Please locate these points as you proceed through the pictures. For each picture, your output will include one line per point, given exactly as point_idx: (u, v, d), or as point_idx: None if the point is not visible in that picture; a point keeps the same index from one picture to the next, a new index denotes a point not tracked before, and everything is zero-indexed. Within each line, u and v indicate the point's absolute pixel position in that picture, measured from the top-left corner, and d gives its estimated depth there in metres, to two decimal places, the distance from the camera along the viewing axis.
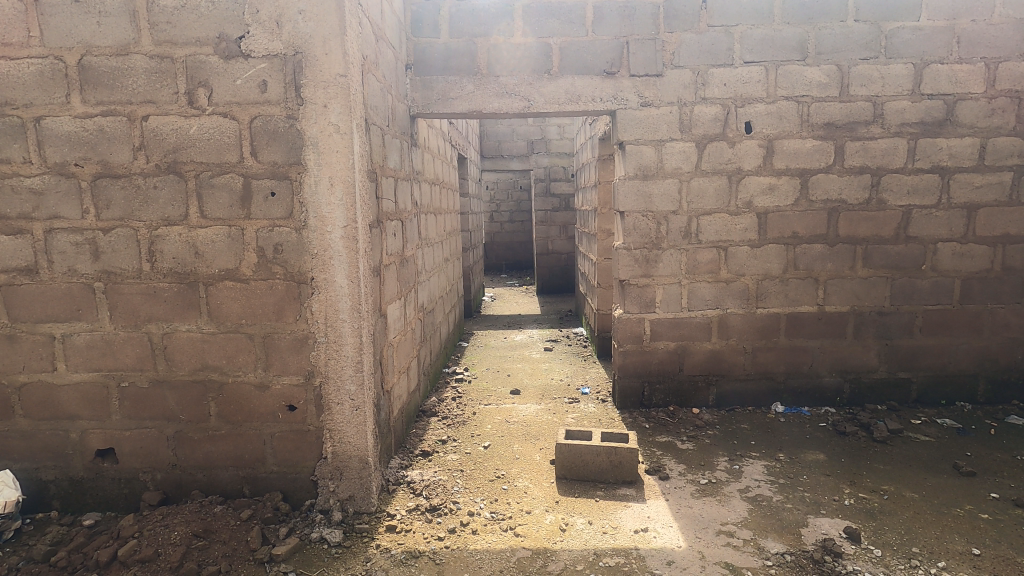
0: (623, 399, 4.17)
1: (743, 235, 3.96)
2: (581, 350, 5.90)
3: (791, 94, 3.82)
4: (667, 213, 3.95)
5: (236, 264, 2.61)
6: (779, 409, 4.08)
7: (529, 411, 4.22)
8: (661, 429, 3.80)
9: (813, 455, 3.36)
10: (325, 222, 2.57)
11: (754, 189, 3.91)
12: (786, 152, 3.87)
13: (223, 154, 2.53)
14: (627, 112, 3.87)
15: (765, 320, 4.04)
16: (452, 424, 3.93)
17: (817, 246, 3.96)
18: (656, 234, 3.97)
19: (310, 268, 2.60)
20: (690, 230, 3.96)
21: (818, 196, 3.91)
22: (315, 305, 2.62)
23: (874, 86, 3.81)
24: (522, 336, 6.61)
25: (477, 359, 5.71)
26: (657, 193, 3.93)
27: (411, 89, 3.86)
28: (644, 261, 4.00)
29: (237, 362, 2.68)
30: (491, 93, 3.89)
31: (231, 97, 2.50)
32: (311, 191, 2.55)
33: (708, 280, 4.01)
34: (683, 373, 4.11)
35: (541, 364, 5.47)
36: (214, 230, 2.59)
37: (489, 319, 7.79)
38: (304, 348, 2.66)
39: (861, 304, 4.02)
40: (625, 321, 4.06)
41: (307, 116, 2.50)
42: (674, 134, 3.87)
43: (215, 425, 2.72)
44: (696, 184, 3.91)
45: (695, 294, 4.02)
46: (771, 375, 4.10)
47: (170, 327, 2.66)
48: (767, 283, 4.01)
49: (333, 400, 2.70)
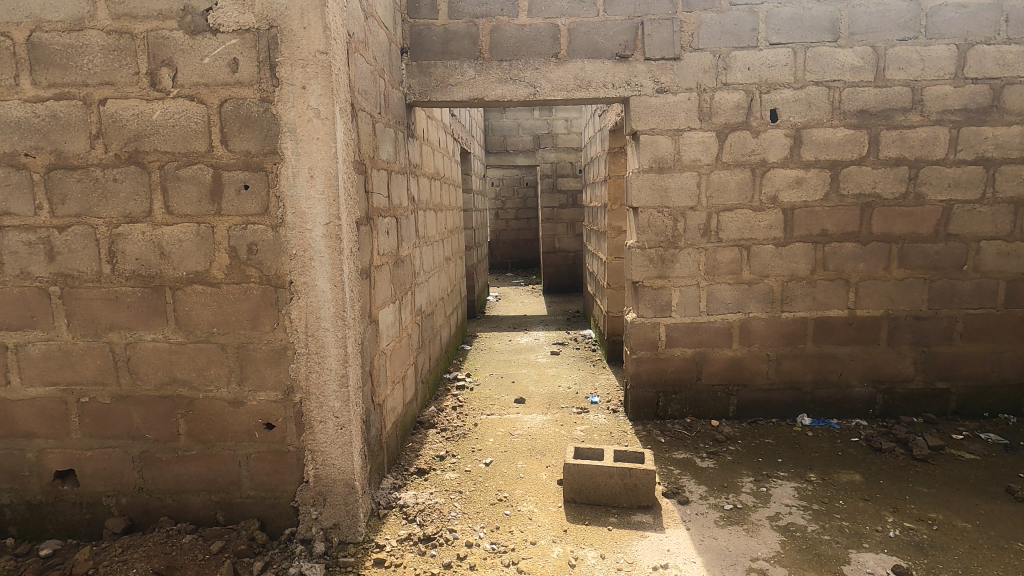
0: (636, 410, 3.87)
1: (767, 233, 3.64)
2: (590, 354, 5.61)
3: (821, 80, 3.50)
4: (684, 209, 3.64)
5: (205, 266, 2.33)
6: (805, 421, 3.76)
7: (535, 422, 3.93)
8: (678, 444, 3.49)
9: (848, 475, 3.05)
10: (304, 219, 2.28)
11: (780, 182, 3.60)
12: (814, 142, 3.55)
13: (190, 142, 2.25)
14: (642, 100, 3.56)
15: (791, 325, 3.73)
16: (451, 437, 3.64)
17: (848, 245, 3.64)
18: (673, 232, 3.66)
19: (288, 271, 2.32)
20: (710, 227, 3.65)
21: (849, 190, 3.59)
22: (294, 312, 2.34)
23: (913, 69, 3.48)
24: (527, 339, 6.32)
25: (480, 363, 5.42)
26: (674, 187, 3.62)
27: (407, 75, 3.57)
28: (659, 261, 3.69)
29: (209, 375, 2.40)
30: (494, 79, 3.59)
31: (198, 78, 2.22)
32: (288, 184, 2.26)
33: (729, 281, 3.70)
34: (700, 383, 3.81)
35: (548, 369, 5.17)
36: (181, 227, 2.31)
37: (493, 320, 7.50)
38: (282, 360, 2.38)
39: (896, 308, 3.70)
40: (638, 326, 3.76)
41: (283, 98, 2.21)
42: (693, 123, 3.56)
43: (185, 445, 2.45)
44: (717, 178, 3.60)
45: (715, 296, 3.71)
46: (796, 384, 3.79)
47: (134, 337, 2.38)
48: (793, 285, 3.69)
49: (315, 418, 2.42)
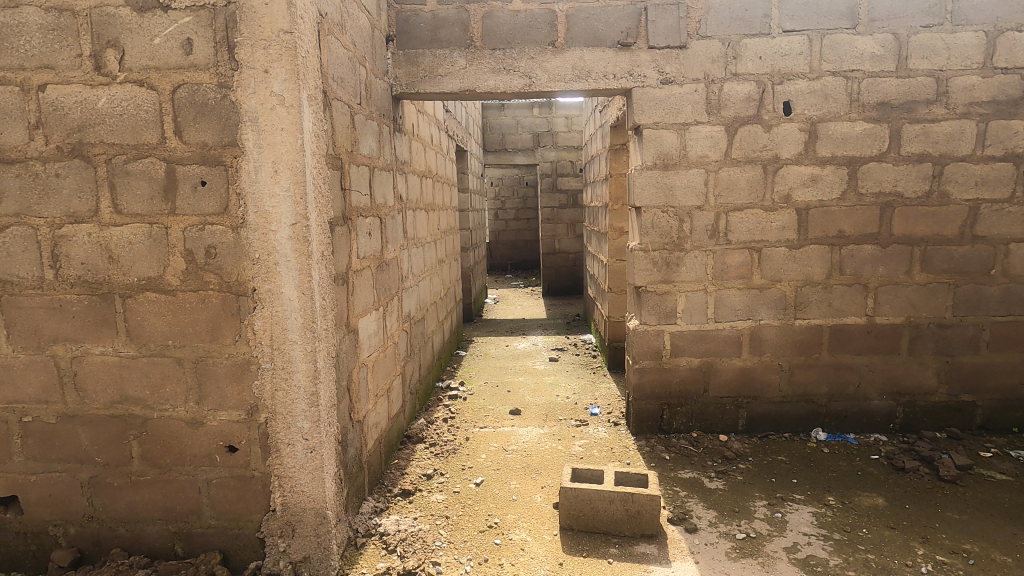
0: (639, 424, 3.62)
1: (780, 234, 3.40)
2: (590, 361, 5.37)
3: (838, 69, 3.25)
4: (691, 209, 3.39)
5: (158, 272, 2.09)
6: (820, 436, 3.51)
7: (531, 436, 3.69)
8: (684, 462, 3.24)
9: (870, 499, 2.80)
10: (268, 219, 2.04)
11: (794, 180, 3.35)
12: (831, 136, 3.30)
13: (140, 133, 2.01)
14: (645, 91, 3.31)
15: (804, 333, 3.48)
16: (440, 453, 3.40)
17: (867, 248, 3.39)
18: (678, 233, 3.41)
19: (250, 277, 2.07)
20: (718, 228, 3.40)
21: (869, 188, 3.34)
22: (258, 323, 2.10)
23: (937, 58, 3.23)
24: (525, 344, 6.08)
25: (475, 370, 5.18)
26: (679, 186, 3.37)
27: (393, 65, 3.33)
28: (663, 264, 3.44)
29: (164, 393, 2.16)
30: (486, 69, 3.34)
31: (148, 62, 1.98)
32: (250, 180, 2.02)
33: (738, 286, 3.45)
34: (707, 395, 3.56)
35: (546, 377, 4.93)
36: (131, 228, 2.07)
37: (490, 323, 7.26)
38: (245, 376, 2.14)
39: (918, 315, 3.45)
40: (641, 334, 3.51)
41: (243, 84, 1.97)
42: (700, 116, 3.32)
43: (138, 470, 2.21)
44: (725, 175, 3.35)
45: (723, 302, 3.47)
46: (810, 396, 3.54)
47: (81, 350, 2.14)
48: (807, 291, 3.44)
49: (282, 440, 2.17)
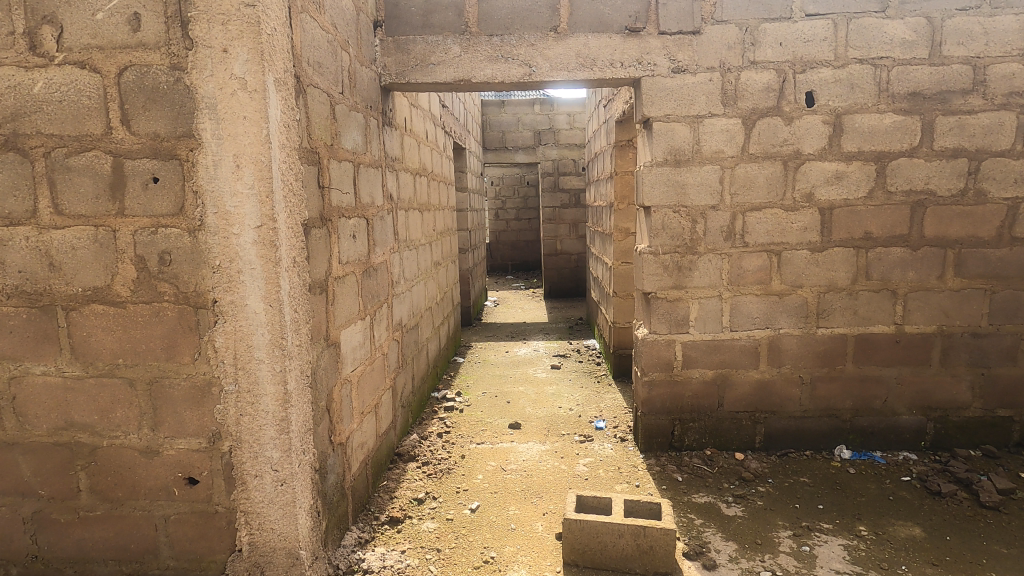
0: (648, 440, 3.36)
1: (801, 236, 3.13)
2: (594, 369, 5.11)
3: (865, 56, 2.98)
4: (705, 209, 3.13)
5: (106, 281, 1.83)
6: (844, 454, 3.25)
7: (531, 453, 3.43)
8: (698, 484, 2.98)
9: (906, 529, 2.53)
10: (229, 220, 1.78)
11: (817, 177, 3.08)
12: (857, 129, 3.04)
13: (82, 122, 1.76)
14: (655, 81, 3.05)
15: (827, 343, 3.22)
16: (433, 474, 3.14)
17: (896, 250, 3.12)
18: (691, 235, 3.15)
19: (210, 287, 1.82)
20: (734, 229, 3.14)
21: (898, 186, 3.07)
22: (219, 340, 1.84)
23: (974, 44, 2.96)
24: (525, 350, 5.82)
25: (473, 379, 4.92)
26: (692, 183, 3.11)
27: (381, 53, 3.08)
28: (674, 269, 3.18)
29: (115, 418, 1.90)
30: (483, 57, 3.08)
31: (90, 40, 1.72)
32: (208, 177, 1.76)
33: (756, 293, 3.19)
34: (722, 410, 3.30)
35: (547, 387, 4.67)
36: (74, 232, 1.81)
37: (490, 327, 7.01)
38: (205, 399, 1.88)
39: (951, 323, 3.18)
40: (650, 344, 3.25)
41: (199, 65, 1.71)
42: (715, 108, 3.05)
43: (87, 504, 1.96)
44: (742, 172, 3.09)
45: (739, 310, 3.21)
46: (833, 411, 3.28)
47: (19, 369, 1.89)
48: (830, 297, 3.18)
49: (249, 472, 1.92)
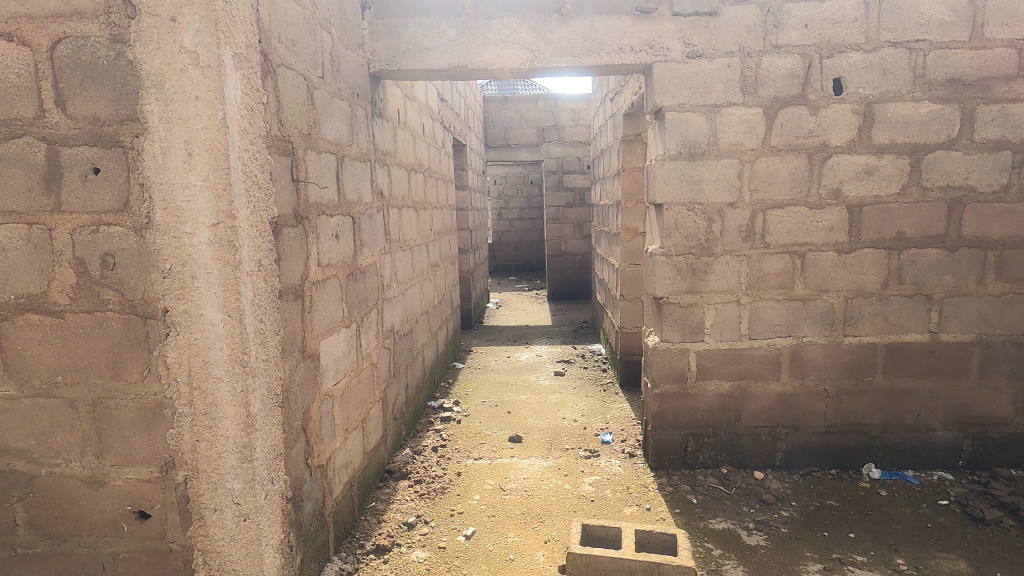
0: (659, 457, 3.10)
1: (827, 236, 2.87)
2: (600, 376, 4.86)
3: (899, 39, 2.72)
4: (722, 206, 2.87)
5: (41, 287, 1.59)
6: (873, 474, 2.98)
7: (532, 470, 3.18)
8: (715, 508, 2.72)
9: (949, 564, 2.27)
10: (180, 218, 1.54)
11: (845, 171, 2.82)
12: (889, 119, 2.78)
13: (12, 104, 1.52)
14: (667, 67, 2.80)
15: (855, 353, 2.96)
16: (426, 493, 2.90)
17: (931, 252, 2.86)
18: (706, 235, 2.90)
19: (160, 294, 1.58)
20: (753, 229, 2.88)
21: (934, 181, 2.81)
22: (172, 355, 1.60)
23: (1019, 25, 2.70)
24: (528, 355, 5.57)
25: (472, 386, 4.68)
26: (708, 179, 2.86)
27: (370, 38, 2.84)
28: (689, 272, 2.92)
29: (55, 443, 1.67)
30: (480, 42, 2.84)
31: (19, 9, 1.49)
32: (156, 167, 1.52)
33: (777, 298, 2.93)
34: (739, 424, 3.04)
35: (551, 395, 4.42)
36: (4, 231, 1.58)
37: (491, 330, 6.76)
38: (157, 422, 1.64)
39: (991, 331, 2.91)
40: (662, 353, 3.00)
41: (144, 37, 1.47)
42: (733, 96, 2.80)
43: (25, 540, 1.72)
44: (763, 167, 2.83)
45: (759, 316, 2.95)
46: (860, 427, 3.02)
47: None
48: (858, 303, 2.92)
49: (207, 506, 1.68)
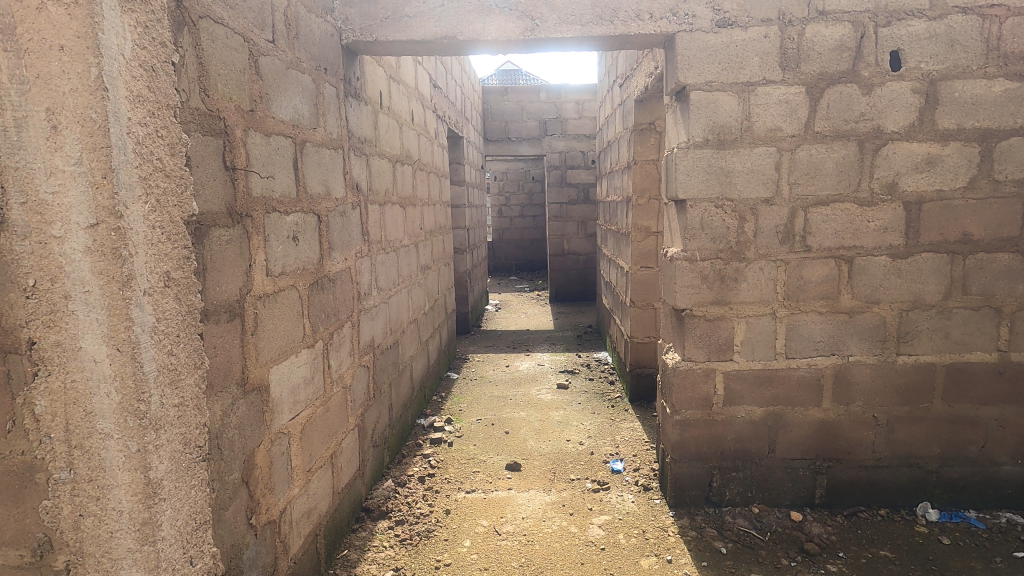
0: (679, 494, 2.68)
1: (879, 238, 2.44)
2: (607, 389, 4.44)
3: (969, 4, 2.29)
4: (755, 202, 2.45)
5: None
6: (930, 515, 2.55)
7: (533, 507, 2.76)
8: (749, 560, 2.30)
9: None
10: (46, 216, 1.12)
11: (902, 162, 2.39)
12: (956, 100, 2.34)
13: None
14: (693, 37, 2.36)
15: (909, 374, 2.53)
16: (408, 538, 2.48)
17: (1003, 257, 2.42)
18: (737, 237, 2.47)
19: (23, 320, 1.15)
20: (792, 229, 2.46)
21: (1008, 174, 2.37)
22: (42, 402, 1.18)
23: None
24: (528, 365, 5.15)
25: (468, 401, 4.26)
26: (739, 170, 2.43)
27: (342, 3, 2.42)
28: (716, 280, 2.50)
29: None
30: (471, 8, 2.41)
31: None
32: (10, 146, 1.10)
33: (820, 310, 2.50)
34: (773, 457, 2.62)
35: (553, 412, 4.00)
36: None
37: (490, 336, 6.35)
38: (27, 491, 1.21)
39: None
40: (683, 375, 2.58)
41: None
42: (771, 72, 2.36)
43: None
44: (805, 156, 2.40)
45: (798, 332, 2.52)
46: (914, 460, 2.59)
47: None
48: (915, 317, 2.49)
49: None
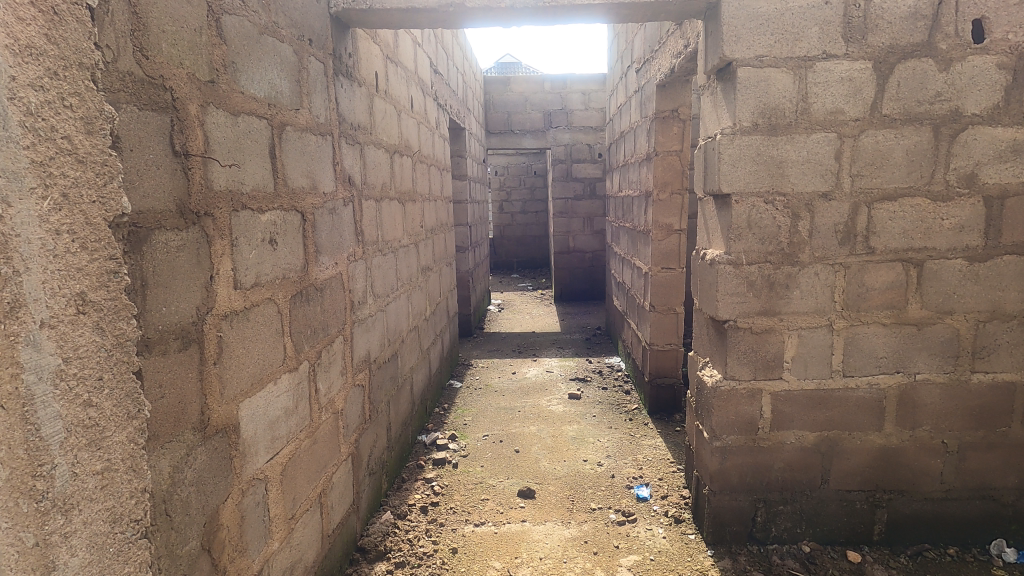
0: (718, 530, 2.35)
1: (954, 239, 2.11)
2: (622, 399, 4.12)
3: None
4: (811, 197, 2.11)
5: None
6: (1007, 555, 2.23)
7: (551, 544, 2.43)
8: None
9: None
10: None
11: (983, 150, 2.05)
12: None
13: None
14: (741, 4, 2.02)
15: (984, 395, 2.20)
16: None
17: None
18: (789, 237, 2.13)
19: None
20: (853, 229, 2.12)
21: None
22: None
23: None
24: (536, 372, 4.82)
25: (473, 414, 3.93)
26: (794, 160, 2.09)
27: None
28: (764, 287, 2.17)
29: None
30: None
31: None
32: None
33: (883, 321, 2.17)
34: (825, 489, 2.29)
35: (566, 426, 3.68)
36: None
37: (494, 339, 6.01)
38: None
39: None
40: (725, 396, 2.25)
41: None
42: (832, 45, 2.02)
43: None
44: (869, 143, 2.07)
45: (857, 346, 2.19)
46: (988, 492, 2.27)
47: None
48: (993, 329, 2.16)
49: None
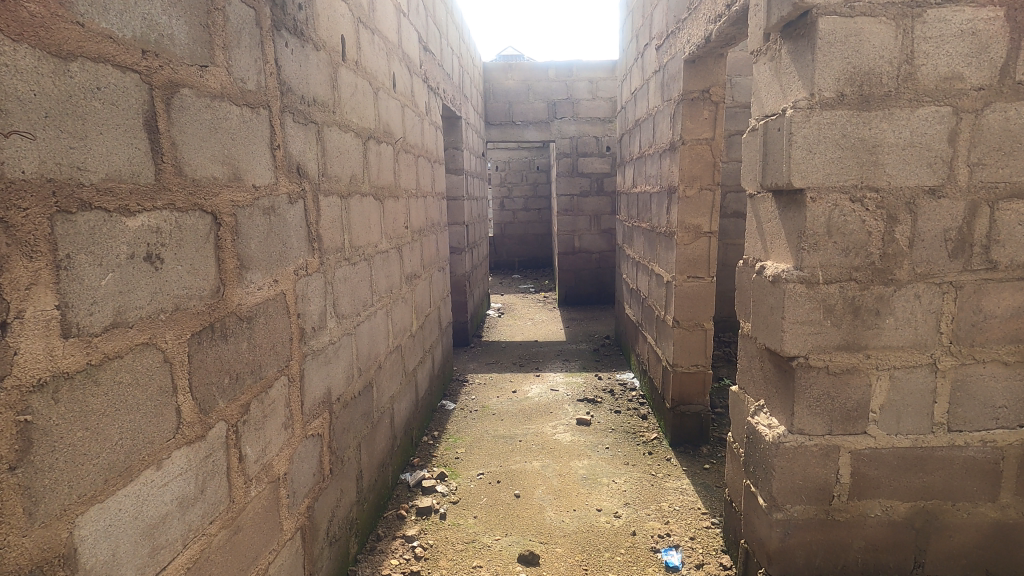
0: None
1: None
2: (639, 426, 3.59)
3: None
4: (914, 193, 1.57)
5: None
6: None
7: None
8: None
9: None
10: None
11: None
12: None
13: None
14: None
15: None
16: None
17: None
18: (883, 248, 1.59)
19: None
20: (969, 237, 1.58)
21: None
22: None
23: None
24: (539, 390, 4.29)
25: (466, 445, 3.40)
26: (891, 144, 1.55)
27: None
28: (846, 314, 1.63)
29: None
30: None
31: None
32: None
33: (1004, 359, 1.63)
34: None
35: (576, 462, 3.15)
36: None
37: (493, 349, 5.48)
38: None
39: None
40: (792, 455, 1.71)
41: None
42: None
43: None
44: (994, 121, 1.53)
45: (968, 393, 1.65)
46: None
47: None
48: None
49: None
